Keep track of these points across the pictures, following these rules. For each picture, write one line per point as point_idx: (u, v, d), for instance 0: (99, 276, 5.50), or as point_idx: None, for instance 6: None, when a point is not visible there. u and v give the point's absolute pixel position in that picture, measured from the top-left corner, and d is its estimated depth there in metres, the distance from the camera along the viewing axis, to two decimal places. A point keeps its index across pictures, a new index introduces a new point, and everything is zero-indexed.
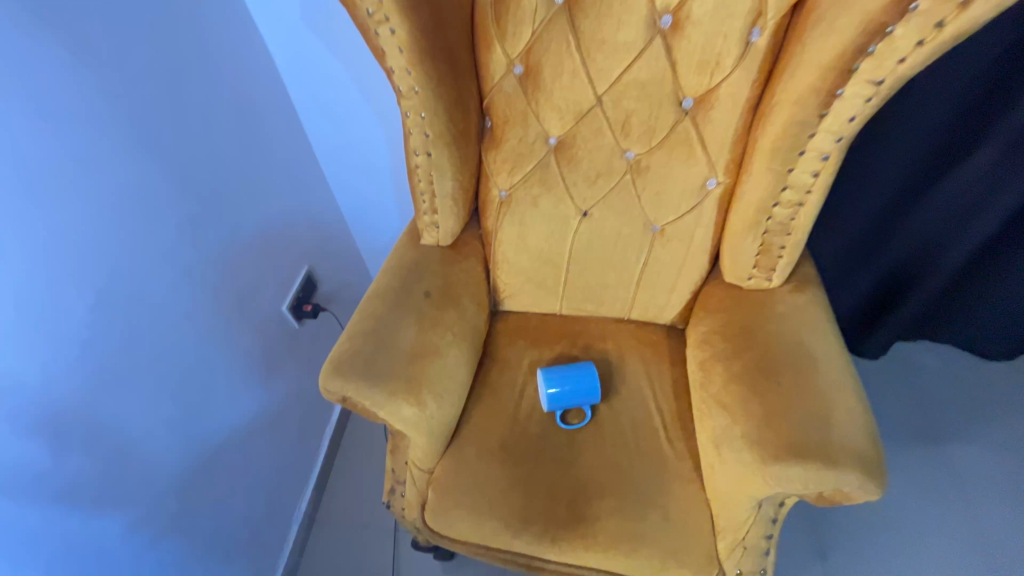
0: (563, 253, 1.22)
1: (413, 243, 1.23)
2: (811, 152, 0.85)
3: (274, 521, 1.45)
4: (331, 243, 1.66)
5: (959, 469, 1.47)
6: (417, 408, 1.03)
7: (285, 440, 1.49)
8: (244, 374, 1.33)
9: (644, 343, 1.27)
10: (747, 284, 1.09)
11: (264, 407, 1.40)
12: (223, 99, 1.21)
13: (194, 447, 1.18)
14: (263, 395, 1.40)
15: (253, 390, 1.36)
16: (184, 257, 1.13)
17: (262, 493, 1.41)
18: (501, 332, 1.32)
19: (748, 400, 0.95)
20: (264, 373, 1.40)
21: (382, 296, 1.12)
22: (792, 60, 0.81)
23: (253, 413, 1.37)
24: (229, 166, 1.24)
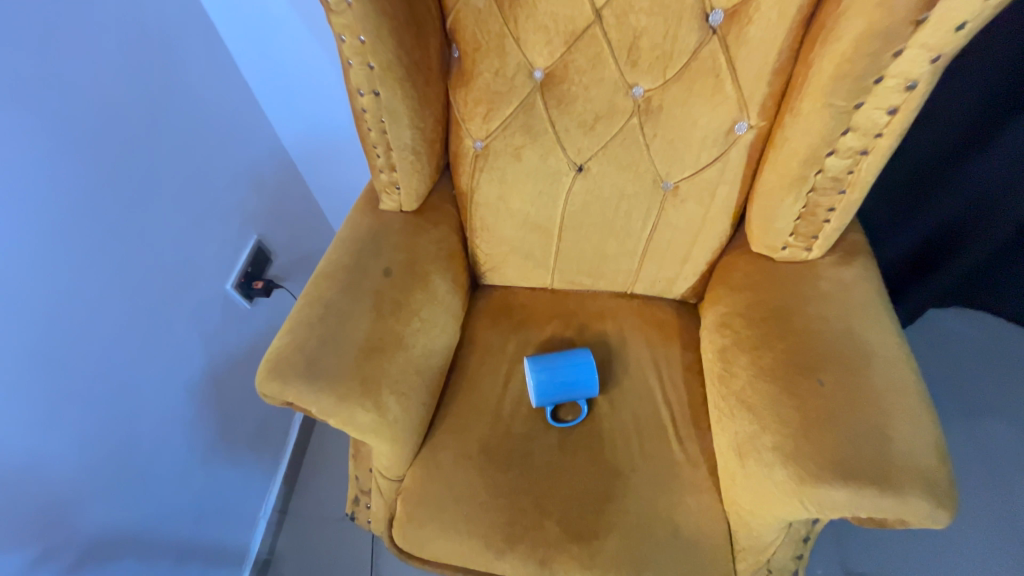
0: (553, 218, 1.01)
1: (371, 208, 1.01)
2: (893, 78, 0.62)
3: (231, 522, 1.30)
4: (288, 209, 1.42)
5: (999, 451, 1.32)
6: (375, 413, 0.84)
7: (238, 435, 1.31)
8: (181, 369, 1.12)
9: (650, 323, 1.08)
10: (780, 256, 0.88)
11: (208, 404, 1.21)
12: (113, 26, 0.94)
13: (118, 457, 1.01)
14: (208, 389, 1.20)
15: (192, 385, 1.16)
16: (73, 232, 0.90)
17: (212, 494, 1.25)
18: (483, 312, 1.12)
19: (782, 404, 0.77)
20: (208, 365, 1.19)
21: (332, 276, 0.92)
22: None
23: (196, 410, 1.18)
24: (135, 119, 0.99)
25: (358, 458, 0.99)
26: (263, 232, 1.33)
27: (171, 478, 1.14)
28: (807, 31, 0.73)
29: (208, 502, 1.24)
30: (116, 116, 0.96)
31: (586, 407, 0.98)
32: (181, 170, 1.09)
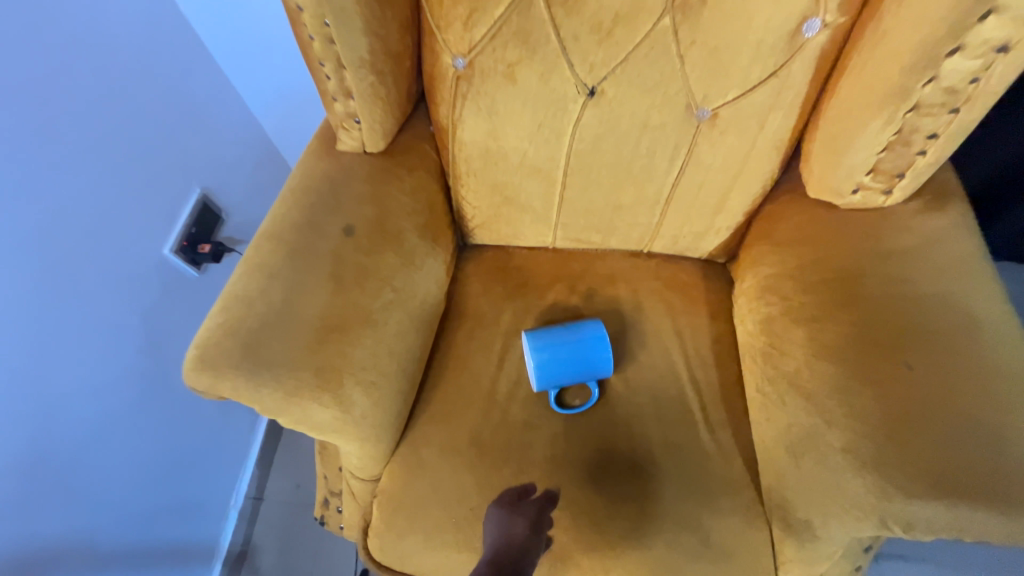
0: (556, 159, 0.80)
1: (327, 150, 0.80)
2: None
3: (197, 520, 1.13)
4: (241, 156, 1.16)
5: None
6: (337, 409, 0.67)
7: (199, 427, 1.12)
8: (110, 355, 0.90)
9: (672, 287, 0.89)
10: (847, 203, 0.68)
11: (149, 397, 0.98)
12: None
13: (43, 461, 0.82)
14: (151, 378, 0.98)
15: (133, 371, 0.95)
16: None
17: (169, 495, 1.06)
18: (470, 277, 0.93)
19: (859, 394, 0.60)
20: (154, 346, 0.98)
21: (280, 237, 0.72)
22: None
23: (138, 402, 0.96)
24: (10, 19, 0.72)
25: (325, 455, 0.83)
26: (209, 182, 1.08)
27: (112, 484, 0.94)
28: None
29: (165, 504, 1.05)
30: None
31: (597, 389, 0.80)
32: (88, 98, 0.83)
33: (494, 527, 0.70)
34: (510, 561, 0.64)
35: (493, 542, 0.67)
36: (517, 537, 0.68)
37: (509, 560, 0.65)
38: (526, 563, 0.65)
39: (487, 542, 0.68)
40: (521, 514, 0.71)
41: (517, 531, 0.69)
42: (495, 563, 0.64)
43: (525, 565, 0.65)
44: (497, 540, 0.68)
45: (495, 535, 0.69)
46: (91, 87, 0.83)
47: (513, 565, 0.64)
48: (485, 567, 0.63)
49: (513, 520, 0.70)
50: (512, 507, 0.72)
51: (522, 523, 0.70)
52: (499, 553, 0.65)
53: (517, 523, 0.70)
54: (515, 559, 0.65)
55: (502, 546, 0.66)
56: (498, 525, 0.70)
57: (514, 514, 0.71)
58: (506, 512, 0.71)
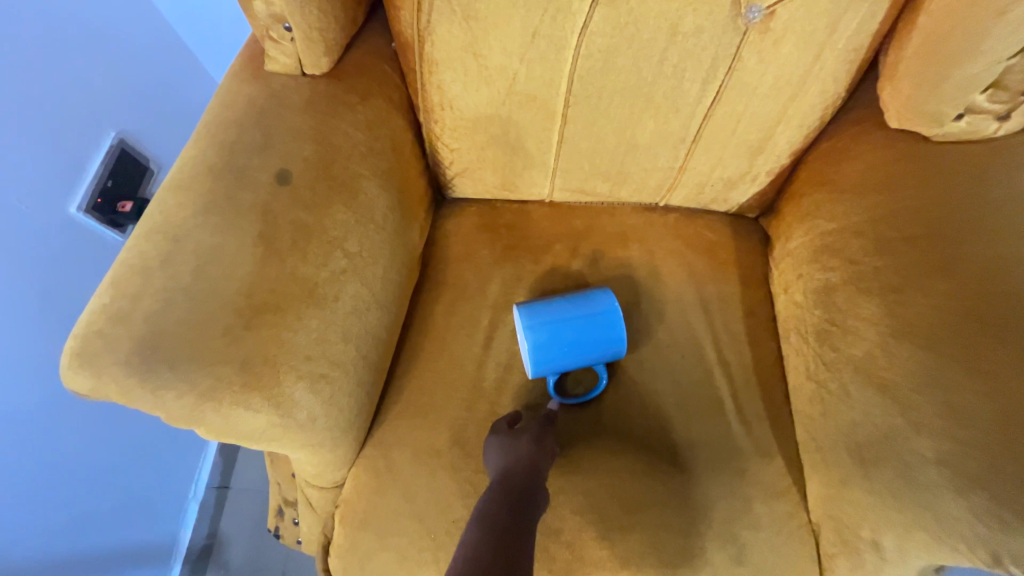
0: (556, 82, 0.62)
1: (252, 71, 0.60)
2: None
3: (150, 519, 0.98)
4: (167, 91, 0.94)
5: None
6: (274, 415, 0.52)
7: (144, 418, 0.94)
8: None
9: (698, 248, 0.73)
10: (943, 134, 0.52)
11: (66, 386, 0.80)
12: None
13: None
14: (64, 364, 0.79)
15: (43, 354, 0.76)
16: None
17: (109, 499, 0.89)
18: (448, 239, 0.76)
19: (964, 387, 0.45)
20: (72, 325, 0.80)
21: (192, 186, 0.54)
22: None
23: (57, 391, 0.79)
24: None
25: (274, 459, 0.68)
26: (125, 120, 0.86)
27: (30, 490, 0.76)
28: None
29: (105, 508, 0.88)
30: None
31: (607, 373, 0.65)
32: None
33: (496, 454, 0.58)
34: (521, 490, 0.54)
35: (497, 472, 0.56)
36: (524, 461, 0.57)
37: (520, 489, 0.54)
38: (538, 483, 0.56)
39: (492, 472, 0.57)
40: (523, 435, 0.59)
41: (524, 453, 0.57)
42: (505, 496, 0.53)
43: (537, 489, 0.55)
44: (503, 467, 0.56)
45: (500, 463, 0.57)
46: None
47: (525, 492, 0.54)
48: (493, 504, 0.53)
49: (515, 443, 0.58)
50: (513, 429, 0.60)
51: (529, 443, 0.58)
52: (508, 482, 0.55)
53: (521, 444, 0.58)
54: (526, 486, 0.55)
55: (509, 476, 0.55)
56: (502, 451, 0.58)
57: (517, 436, 0.59)
58: (506, 438, 0.59)
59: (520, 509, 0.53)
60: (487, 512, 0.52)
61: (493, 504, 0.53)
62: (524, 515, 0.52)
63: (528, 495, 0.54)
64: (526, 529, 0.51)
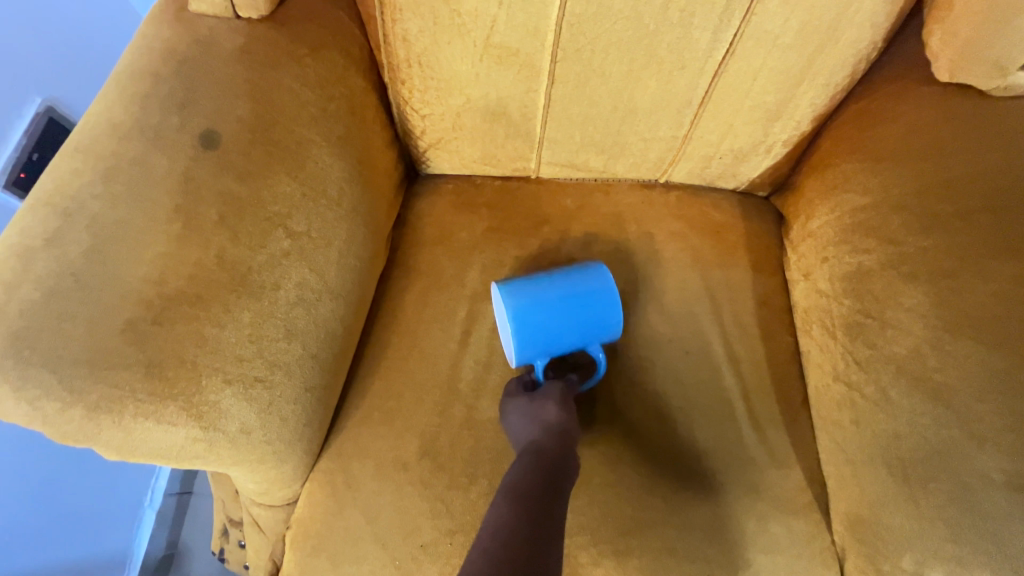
0: (543, 30, 0.52)
1: (173, 14, 0.50)
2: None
3: (73, 535, 0.75)
4: (102, 49, 0.82)
5: None
6: (196, 427, 0.43)
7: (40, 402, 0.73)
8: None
9: (704, 229, 0.64)
10: (1002, 87, 0.45)
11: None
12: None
13: None
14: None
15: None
16: None
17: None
18: (421, 220, 0.67)
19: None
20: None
21: (92, 149, 0.44)
22: None
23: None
24: None
25: (216, 475, 0.59)
26: (52, 82, 0.75)
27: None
28: None
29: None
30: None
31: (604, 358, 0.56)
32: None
33: (523, 423, 0.52)
34: (557, 464, 0.48)
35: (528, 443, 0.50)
36: (555, 428, 0.50)
37: (551, 459, 0.48)
38: (569, 451, 0.49)
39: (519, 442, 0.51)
40: (549, 400, 0.52)
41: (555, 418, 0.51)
42: (541, 470, 0.47)
43: (568, 458, 0.49)
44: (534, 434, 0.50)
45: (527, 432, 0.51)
46: None
47: (557, 467, 0.48)
48: (529, 478, 0.46)
49: (543, 410, 0.51)
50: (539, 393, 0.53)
51: (559, 407, 0.52)
52: (540, 455, 0.48)
53: (549, 411, 0.51)
54: (562, 460, 0.48)
55: (542, 448, 0.48)
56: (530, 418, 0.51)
57: (544, 400, 0.52)
58: (531, 404, 0.52)
59: (551, 482, 0.46)
60: (516, 486, 0.46)
61: (520, 481, 0.46)
62: (558, 490, 0.46)
63: (560, 466, 0.48)
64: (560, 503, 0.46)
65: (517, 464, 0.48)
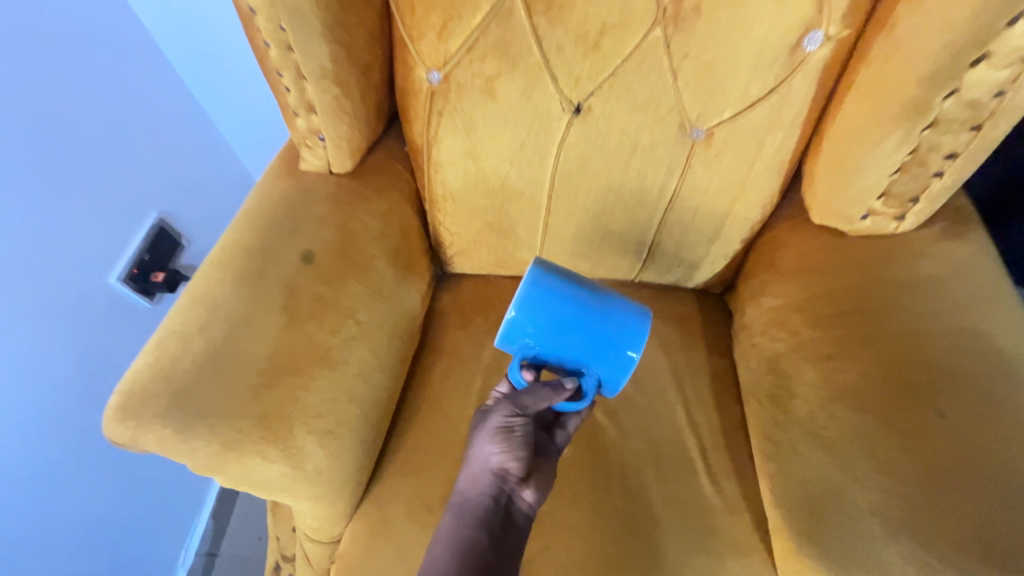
0: (540, 182, 0.73)
1: (288, 170, 0.73)
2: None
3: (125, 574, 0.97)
4: (206, 179, 1.08)
5: None
6: (286, 464, 0.58)
7: (76, 437, 0.85)
8: (29, 379, 0.77)
9: (668, 320, 0.82)
10: (855, 229, 0.63)
11: (65, 415, 0.83)
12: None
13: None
14: (75, 399, 0.84)
15: (47, 380, 0.80)
16: None
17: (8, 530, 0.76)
18: (447, 310, 0.85)
19: (991, 476, 0.48)
20: (79, 359, 0.84)
21: (229, 263, 0.64)
22: None
23: (55, 425, 0.81)
24: None
25: (277, 513, 0.73)
26: (167, 203, 0.99)
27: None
28: None
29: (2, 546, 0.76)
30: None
31: (592, 393, 0.55)
32: (14, 88, 0.73)
33: (486, 443, 0.56)
34: (492, 501, 0.54)
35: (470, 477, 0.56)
36: (512, 465, 0.55)
37: (504, 494, 0.55)
38: (524, 487, 0.56)
39: (477, 461, 0.56)
40: (487, 431, 0.56)
41: (516, 461, 0.55)
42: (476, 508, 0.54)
43: (522, 494, 0.56)
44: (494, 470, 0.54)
45: (490, 459, 0.55)
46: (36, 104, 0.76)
47: (492, 505, 0.54)
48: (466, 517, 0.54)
49: (482, 444, 0.56)
50: (511, 421, 0.56)
51: (516, 448, 0.55)
52: (477, 494, 0.55)
53: (486, 444, 0.56)
54: (497, 497, 0.55)
55: (479, 487, 0.55)
56: (496, 446, 0.55)
57: (512, 436, 0.55)
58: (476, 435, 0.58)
59: (500, 516, 0.55)
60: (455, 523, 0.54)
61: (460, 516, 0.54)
62: (494, 525, 0.54)
63: (512, 501, 0.56)
64: (504, 534, 0.55)
65: (461, 496, 0.56)
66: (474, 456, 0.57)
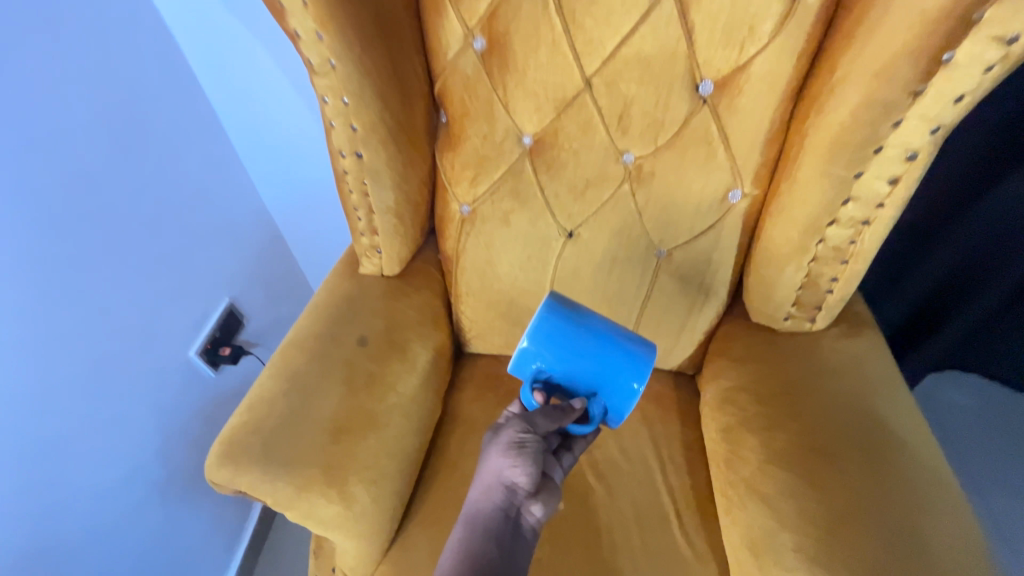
0: (543, 284, 0.94)
1: (350, 272, 0.96)
2: (934, 95, 0.55)
3: None
4: (267, 268, 1.36)
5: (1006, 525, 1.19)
6: (341, 505, 0.75)
7: (150, 476, 1.07)
8: (121, 429, 1.01)
9: (647, 397, 0.99)
10: (783, 326, 0.83)
11: (144, 458, 1.06)
12: (71, 52, 0.87)
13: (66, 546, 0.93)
14: (153, 446, 1.07)
15: (136, 430, 1.03)
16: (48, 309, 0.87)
17: (78, 557, 0.96)
18: (466, 383, 1.04)
19: (915, 547, 0.61)
20: (157, 415, 1.08)
21: (304, 343, 0.85)
22: (851, 45, 0.59)
23: (132, 469, 1.03)
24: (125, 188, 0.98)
25: (320, 553, 0.88)
26: (238, 289, 1.26)
27: (24, 552, 0.86)
28: (800, 101, 0.71)
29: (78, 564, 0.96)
30: (57, 154, 0.87)
31: (598, 419, 0.70)
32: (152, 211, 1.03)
33: (497, 458, 0.64)
34: (502, 511, 0.63)
35: (482, 490, 0.64)
36: (520, 477, 0.63)
37: (512, 505, 0.63)
38: (530, 500, 0.64)
39: (488, 474, 0.64)
40: (498, 446, 0.65)
41: (527, 475, 0.63)
42: (488, 518, 0.62)
43: (528, 506, 0.64)
44: (506, 480, 0.63)
45: (500, 473, 0.64)
46: (164, 222, 1.05)
47: (501, 514, 0.62)
48: (478, 527, 0.62)
49: (493, 458, 0.65)
50: (522, 437, 0.65)
51: (524, 461, 0.63)
52: (489, 505, 0.63)
53: (497, 457, 0.64)
54: (506, 507, 0.63)
55: (490, 498, 0.63)
56: (506, 460, 0.64)
57: (522, 449, 0.64)
58: (488, 451, 0.66)
59: (509, 525, 0.63)
60: (469, 531, 0.62)
61: (473, 526, 0.63)
62: (503, 533, 0.62)
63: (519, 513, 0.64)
64: (512, 542, 0.62)
65: (473, 506, 0.64)
66: (484, 469, 0.65)
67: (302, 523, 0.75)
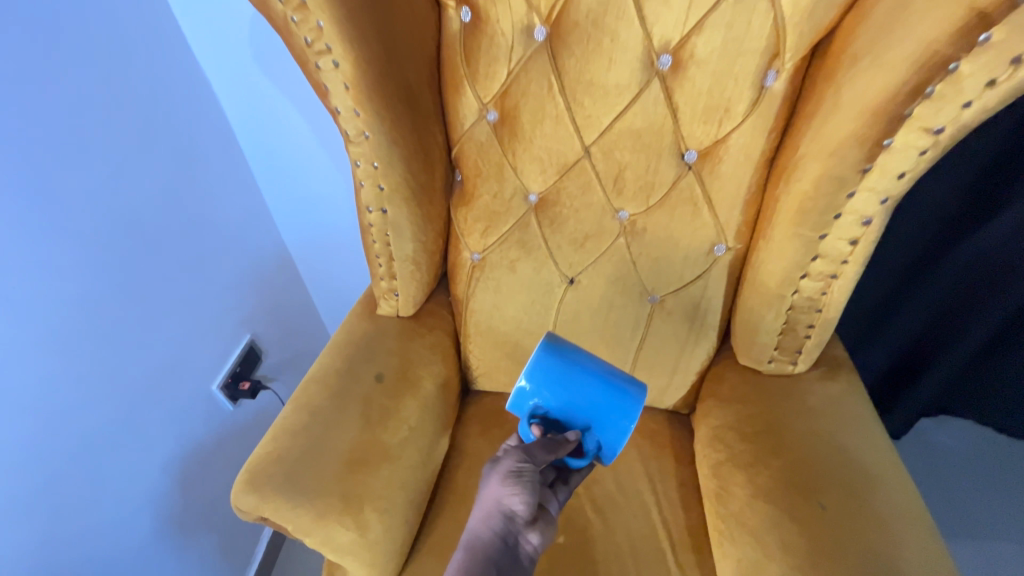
0: (546, 326, 1.02)
1: (368, 313, 1.04)
2: (879, 172, 0.65)
3: None
4: (285, 307, 1.45)
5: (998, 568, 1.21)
6: (356, 532, 0.80)
7: (167, 504, 1.12)
8: (147, 457, 1.07)
9: (644, 434, 1.05)
10: (766, 368, 0.90)
11: (163, 486, 1.11)
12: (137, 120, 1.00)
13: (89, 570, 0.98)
14: (172, 475, 1.13)
15: (160, 458, 1.10)
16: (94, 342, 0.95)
17: None
18: (472, 419, 1.09)
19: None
20: (178, 445, 1.14)
21: (325, 378, 0.92)
22: (812, 127, 0.69)
23: (152, 497, 1.09)
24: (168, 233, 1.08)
25: None
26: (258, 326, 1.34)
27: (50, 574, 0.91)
28: (772, 169, 0.81)
29: None
30: (112, 207, 0.97)
31: (592, 453, 0.76)
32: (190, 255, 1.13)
33: (498, 486, 0.70)
34: (501, 536, 0.68)
35: (482, 516, 0.69)
36: (518, 504, 0.69)
37: (511, 531, 0.68)
38: (526, 527, 0.69)
39: (488, 500, 0.70)
40: (498, 475, 0.71)
41: (525, 503, 0.69)
42: (488, 543, 0.67)
43: (525, 533, 0.69)
44: (505, 507, 0.68)
45: (500, 500, 0.69)
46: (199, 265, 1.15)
47: (500, 540, 0.68)
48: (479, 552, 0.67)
49: (493, 486, 0.70)
50: (520, 467, 0.71)
51: (521, 489, 0.69)
52: (488, 531, 0.68)
53: (497, 485, 0.70)
54: (505, 533, 0.68)
55: (490, 524, 0.68)
56: (506, 488, 0.69)
57: (521, 478, 0.69)
58: (488, 479, 0.72)
59: (507, 550, 0.68)
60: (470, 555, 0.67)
61: (473, 550, 0.67)
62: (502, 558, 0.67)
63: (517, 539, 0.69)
64: (510, 566, 0.67)
65: (474, 532, 0.69)
66: (485, 496, 0.71)
67: (318, 549, 0.80)
